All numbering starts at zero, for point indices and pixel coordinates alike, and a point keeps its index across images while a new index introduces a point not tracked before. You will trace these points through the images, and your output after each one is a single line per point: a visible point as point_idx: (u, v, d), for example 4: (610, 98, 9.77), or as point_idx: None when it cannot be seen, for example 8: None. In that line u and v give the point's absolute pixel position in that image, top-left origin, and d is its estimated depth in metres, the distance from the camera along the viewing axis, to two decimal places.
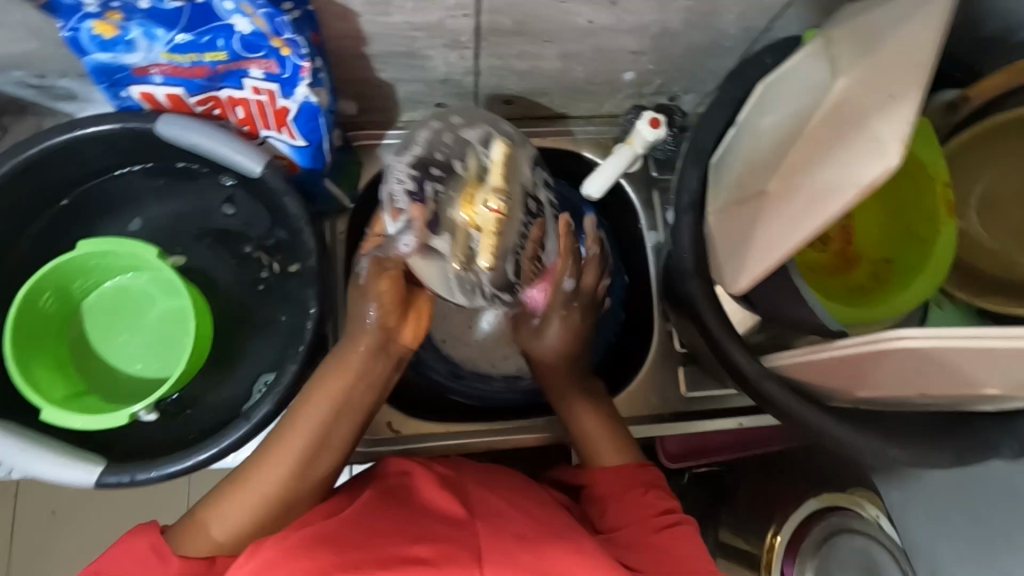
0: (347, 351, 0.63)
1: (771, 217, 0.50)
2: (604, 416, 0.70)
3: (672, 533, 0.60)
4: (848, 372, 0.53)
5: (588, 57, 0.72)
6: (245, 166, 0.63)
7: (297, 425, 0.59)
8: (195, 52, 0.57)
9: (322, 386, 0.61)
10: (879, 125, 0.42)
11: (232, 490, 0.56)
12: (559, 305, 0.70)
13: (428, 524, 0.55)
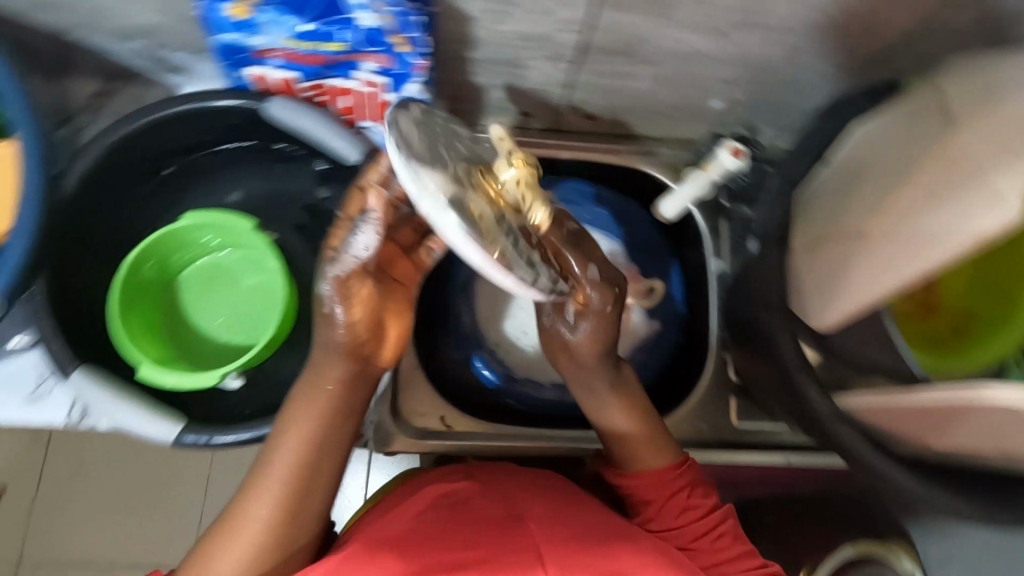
0: (321, 370, 0.53)
1: (871, 257, 0.52)
2: (636, 413, 0.65)
3: (719, 534, 0.62)
4: (928, 418, 0.53)
5: (681, 82, 0.74)
6: (344, 152, 0.66)
7: (277, 459, 0.51)
8: (317, 41, 0.60)
9: (298, 411, 0.53)
10: (997, 178, 0.44)
11: (222, 538, 0.51)
12: (592, 305, 0.59)
13: (484, 531, 0.57)
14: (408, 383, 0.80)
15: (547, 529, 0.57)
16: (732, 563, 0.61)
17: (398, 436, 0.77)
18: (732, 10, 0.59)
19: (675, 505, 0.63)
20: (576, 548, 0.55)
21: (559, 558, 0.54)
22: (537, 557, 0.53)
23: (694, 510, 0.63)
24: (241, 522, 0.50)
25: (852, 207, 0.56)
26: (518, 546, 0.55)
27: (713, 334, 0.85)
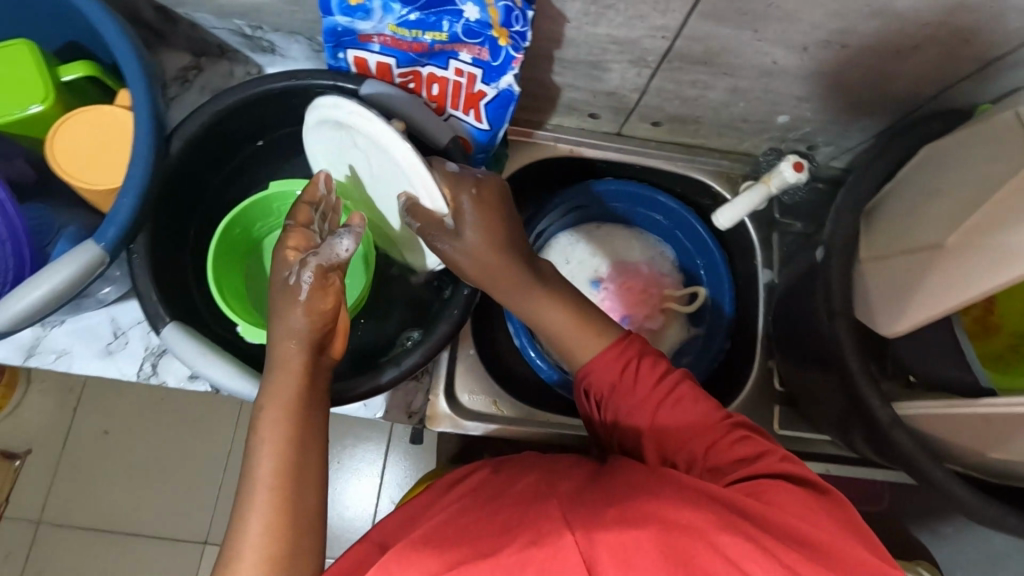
0: (277, 348, 0.56)
1: (947, 270, 0.54)
2: (569, 311, 0.65)
3: (672, 404, 0.59)
4: (990, 432, 0.55)
5: (754, 95, 0.76)
6: (434, 137, 0.70)
7: (263, 456, 0.51)
8: (421, 29, 0.63)
9: (268, 414, 0.53)
10: None
11: (233, 555, 0.48)
12: (465, 184, 0.63)
13: (506, 513, 0.51)
14: (462, 367, 0.83)
15: (571, 501, 0.50)
16: (692, 430, 0.57)
17: (452, 416, 0.80)
18: (819, 28, 0.62)
19: (622, 394, 0.61)
20: (595, 510, 0.47)
21: (584, 519, 0.45)
22: (562, 523, 0.45)
23: (635, 395, 0.60)
24: (248, 528, 0.49)
25: (922, 219, 0.58)
26: (535, 517, 0.47)
27: (760, 343, 0.88)
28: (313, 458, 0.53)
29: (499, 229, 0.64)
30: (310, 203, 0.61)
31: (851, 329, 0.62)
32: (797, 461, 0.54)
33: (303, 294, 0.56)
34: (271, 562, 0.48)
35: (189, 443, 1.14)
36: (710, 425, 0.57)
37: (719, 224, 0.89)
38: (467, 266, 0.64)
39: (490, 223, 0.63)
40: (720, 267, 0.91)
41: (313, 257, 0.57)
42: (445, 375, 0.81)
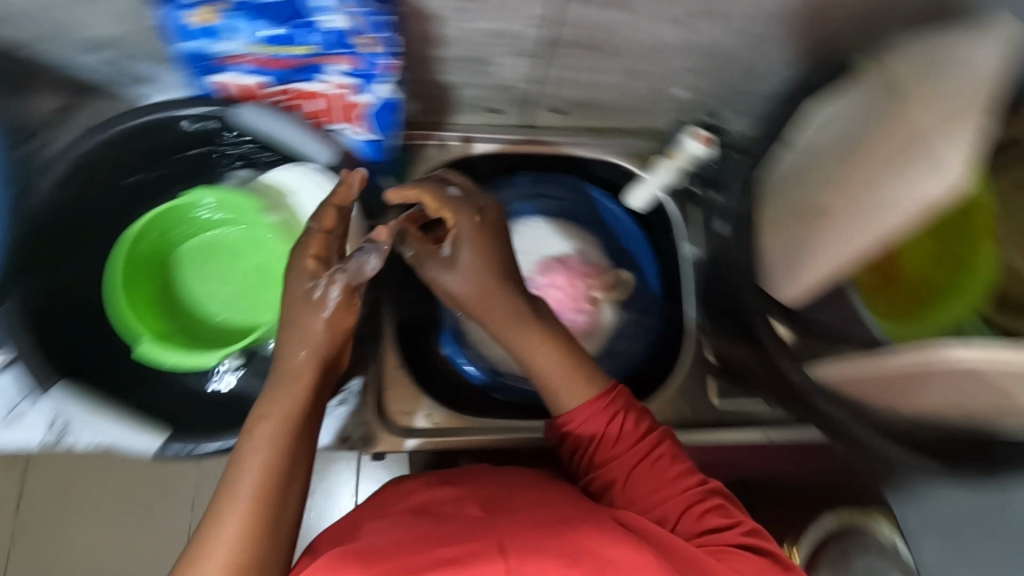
0: (289, 355, 0.55)
1: (833, 229, 0.54)
2: (552, 343, 0.61)
3: (659, 464, 0.58)
4: (896, 384, 0.55)
5: (648, 72, 0.75)
6: (316, 154, 0.68)
7: (248, 464, 0.49)
8: (285, 45, 0.60)
9: (270, 419, 0.51)
10: (939, 142, 0.47)
11: (195, 562, 0.45)
12: (467, 209, 0.62)
13: (451, 528, 0.50)
14: (391, 385, 0.81)
15: (525, 521, 0.50)
16: (674, 490, 0.56)
17: (385, 437, 0.78)
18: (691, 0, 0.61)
19: (609, 444, 0.58)
20: (540, 534, 0.48)
21: (519, 545, 0.46)
22: (497, 548, 0.46)
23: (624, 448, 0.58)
24: (220, 533, 0.46)
25: (806, 185, 0.59)
26: (477, 539, 0.48)
27: (689, 319, 0.87)
28: (299, 480, 0.50)
29: (496, 256, 0.62)
30: (337, 207, 0.61)
31: (760, 300, 0.62)
32: (766, 534, 0.55)
33: (327, 310, 0.55)
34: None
35: None
36: (685, 491, 0.56)
37: (633, 205, 0.90)
38: (475, 292, 0.61)
39: (485, 249, 0.61)
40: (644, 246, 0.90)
41: (341, 272, 0.56)
42: (375, 394, 0.79)
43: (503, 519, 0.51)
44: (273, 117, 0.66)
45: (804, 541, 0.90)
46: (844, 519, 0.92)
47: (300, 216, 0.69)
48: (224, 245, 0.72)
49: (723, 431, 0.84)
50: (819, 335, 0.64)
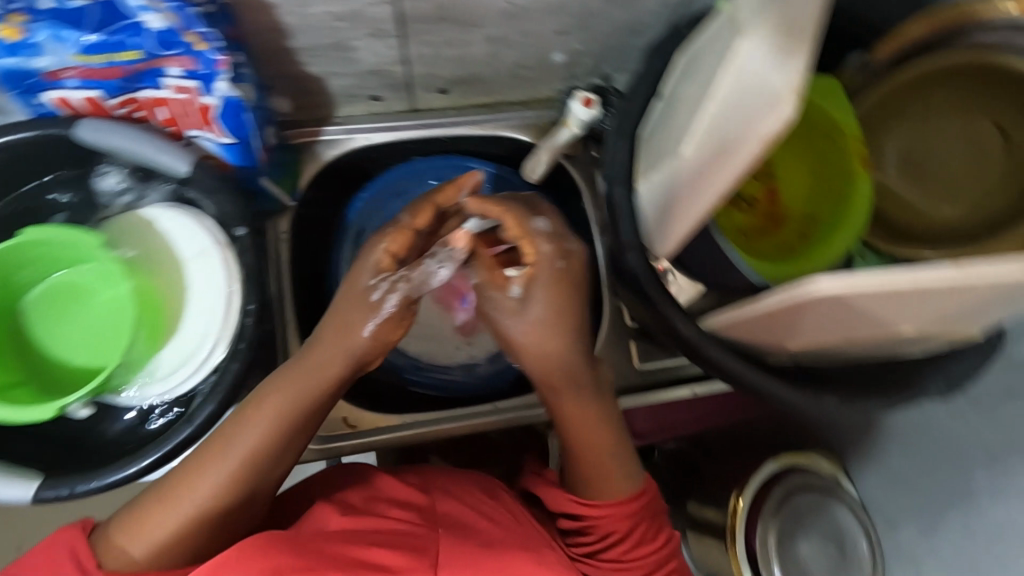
0: (315, 349, 0.57)
1: (695, 177, 0.54)
2: (588, 408, 0.60)
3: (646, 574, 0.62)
4: (779, 323, 0.54)
5: (515, 40, 0.73)
6: (170, 166, 0.64)
7: (243, 439, 0.53)
8: (108, 52, 0.56)
9: (275, 394, 0.55)
10: (769, 80, 0.45)
11: (169, 499, 0.51)
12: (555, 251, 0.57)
13: (392, 532, 0.55)
14: None
15: (456, 537, 0.56)
16: None
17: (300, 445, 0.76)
18: None
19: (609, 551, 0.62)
20: (478, 550, 0.54)
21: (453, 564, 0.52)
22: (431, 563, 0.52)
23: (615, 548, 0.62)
24: (197, 482, 0.52)
25: (677, 128, 0.57)
26: (417, 550, 0.53)
27: (604, 286, 0.86)
28: (285, 460, 0.55)
29: (570, 306, 0.57)
30: (437, 206, 0.62)
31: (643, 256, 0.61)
32: None
33: (376, 320, 0.58)
34: (201, 522, 0.51)
35: None
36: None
37: (530, 177, 0.86)
38: (532, 339, 0.57)
39: (560, 305, 0.56)
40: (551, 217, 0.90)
41: (405, 283, 0.59)
42: None
43: (446, 530, 0.57)
44: (111, 128, 0.63)
45: (747, 491, 0.94)
46: (785, 463, 0.95)
47: (150, 248, 0.67)
48: (83, 285, 0.67)
49: (649, 393, 0.83)
50: (705, 280, 0.65)
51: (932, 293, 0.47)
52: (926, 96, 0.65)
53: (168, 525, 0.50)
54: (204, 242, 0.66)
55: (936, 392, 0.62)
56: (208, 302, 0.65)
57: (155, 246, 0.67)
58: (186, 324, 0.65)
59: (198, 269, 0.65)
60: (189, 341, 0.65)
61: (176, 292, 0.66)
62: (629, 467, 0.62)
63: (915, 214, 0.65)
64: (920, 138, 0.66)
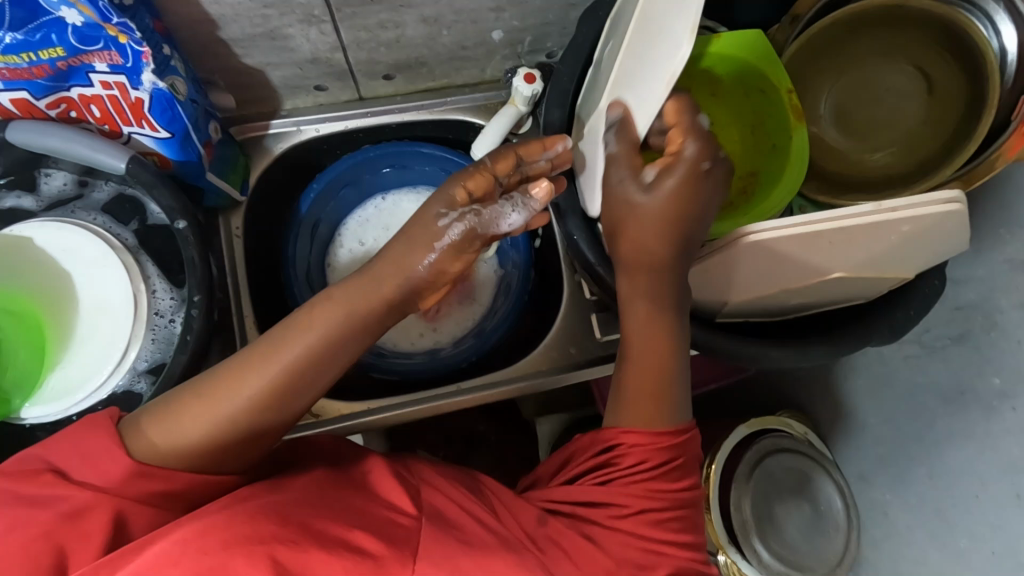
0: (383, 264, 0.55)
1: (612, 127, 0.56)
2: (652, 321, 0.57)
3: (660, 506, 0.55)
4: (716, 280, 0.56)
5: (450, 19, 0.73)
6: (107, 163, 0.64)
7: (288, 345, 0.50)
8: (30, 51, 0.55)
9: (330, 302, 0.52)
10: (676, 25, 0.49)
11: (208, 395, 0.49)
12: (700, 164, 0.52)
13: (371, 515, 0.49)
14: None
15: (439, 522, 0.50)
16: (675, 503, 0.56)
17: None
18: None
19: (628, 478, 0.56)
20: (458, 547, 0.48)
21: (435, 558, 0.46)
22: (411, 553, 0.46)
23: (641, 476, 0.56)
24: (237, 388, 0.49)
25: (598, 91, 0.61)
26: (398, 538, 0.47)
27: (563, 262, 0.86)
28: (321, 384, 0.52)
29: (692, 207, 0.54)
30: (519, 157, 0.59)
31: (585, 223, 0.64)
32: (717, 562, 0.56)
33: (438, 248, 0.55)
34: (231, 424, 0.48)
35: None
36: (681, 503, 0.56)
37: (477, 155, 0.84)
38: (640, 225, 0.54)
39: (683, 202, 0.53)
40: None
41: (475, 218, 0.55)
42: None
43: (431, 522, 0.50)
44: (46, 129, 0.63)
45: (719, 455, 0.90)
46: (756, 428, 0.92)
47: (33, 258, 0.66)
48: None
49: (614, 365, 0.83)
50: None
51: (863, 230, 0.49)
52: (845, 49, 0.66)
53: (197, 422, 0.48)
54: (100, 249, 0.68)
55: (881, 341, 0.62)
56: (113, 308, 0.67)
57: (23, 264, 0.65)
58: (91, 334, 0.66)
59: (93, 278, 0.67)
60: (94, 350, 0.66)
61: (66, 304, 0.66)
62: (679, 401, 0.58)
63: (843, 162, 0.67)
64: (850, 91, 0.67)
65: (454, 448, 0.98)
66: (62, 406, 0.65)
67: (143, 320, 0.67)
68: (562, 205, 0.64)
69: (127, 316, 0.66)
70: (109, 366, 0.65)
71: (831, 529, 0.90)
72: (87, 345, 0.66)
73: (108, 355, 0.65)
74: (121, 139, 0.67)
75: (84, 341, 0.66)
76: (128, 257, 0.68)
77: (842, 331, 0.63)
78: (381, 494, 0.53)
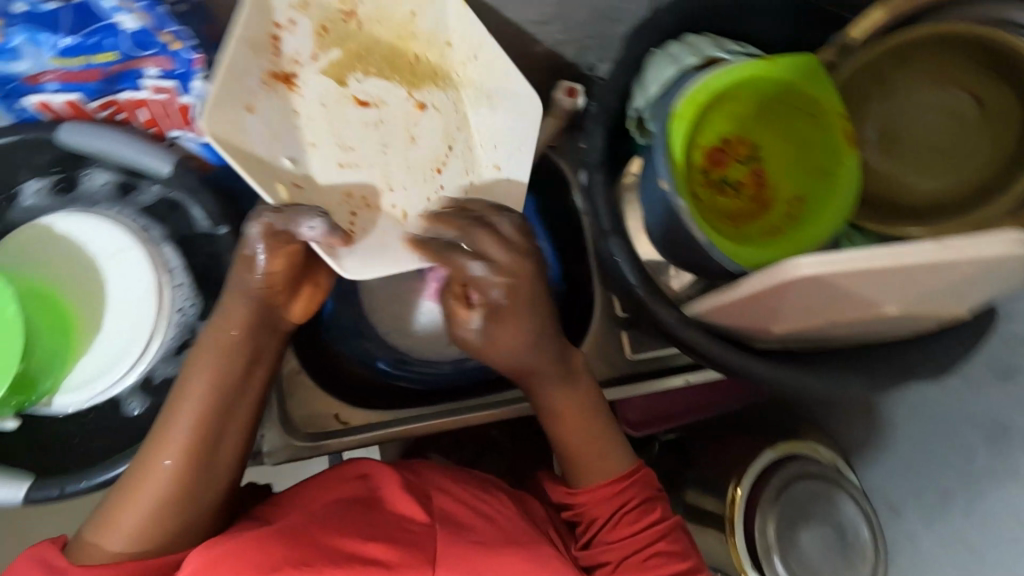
0: (215, 322, 0.55)
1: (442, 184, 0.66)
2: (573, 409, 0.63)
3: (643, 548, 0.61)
4: (761, 309, 0.56)
5: (493, 31, 0.73)
6: (151, 165, 0.64)
7: (174, 427, 0.52)
8: (85, 55, 0.56)
9: (199, 374, 0.54)
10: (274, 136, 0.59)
11: (131, 495, 0.51)
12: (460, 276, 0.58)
13: (385, 524, 0.55)
14: (292, 388, 0.78)
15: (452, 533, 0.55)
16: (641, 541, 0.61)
17: (290, 443, 0.75)
18: None
19: (607, 529, 0.62)
20: (474, 548, 0.54)
21: (451, 561, 0.52)
22: (428, 560, 0.52)
23: (609, 526, 0.62)
24: (156, 466, 0.51)
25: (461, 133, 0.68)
26: (413, 543, 0.54)
27: (593, 275, 0.85)
28: (228, 438, 0.54)
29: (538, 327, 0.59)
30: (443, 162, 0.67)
31: (627, 245, 0.63)
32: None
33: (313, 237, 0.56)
34: (162, 506, 0.51)
35: None
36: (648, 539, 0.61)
37: None
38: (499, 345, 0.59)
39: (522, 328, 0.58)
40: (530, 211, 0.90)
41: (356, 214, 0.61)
42: (278, 406, 0.76)
43: (443, 527, 0.56)
44: (92, 131, 0.63)
45: (745, 479, 0.89)
46: (784, 453, 0.91)
47: (56, 245, 0.66)
48: None
49: (642, 384, 0.83)
50: (688, 267, 0.65)
51: (917, 271, 0.48)
52: (895, 71, 0.64)
53: (133, 518, 0.50)
54: (122, 239, 0.67)
55: (928, 375, 0.61)
56: (133, 301, 0.65)
57: (48, 257, 0.66)
58: (113, 327, 0.65)
59: (114, 270, 0.66)
60: (116, 342, 0.65)
61: (92, 296, 0.65)
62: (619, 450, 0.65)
63: (893, 190, 0.65)
64: (900, 114, 0.65)
65: (473, 458, 0.98)
66: (84, 397, 0.64)
67: (165, 313, 0.66)
68: (605, 224, 0.63)
69: (150, 309, 0.65)
70: (129, 359, 0.64)
71: (856, 558, 0.88)
72: (109, 337, 0.65)
73: (129, 348, 0.65)
74: (166, 141, 0.67)
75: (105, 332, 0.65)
76: (151, 249, 0.67)
77: (883, 364, 0.61)
78: (395, 505, 0.58)
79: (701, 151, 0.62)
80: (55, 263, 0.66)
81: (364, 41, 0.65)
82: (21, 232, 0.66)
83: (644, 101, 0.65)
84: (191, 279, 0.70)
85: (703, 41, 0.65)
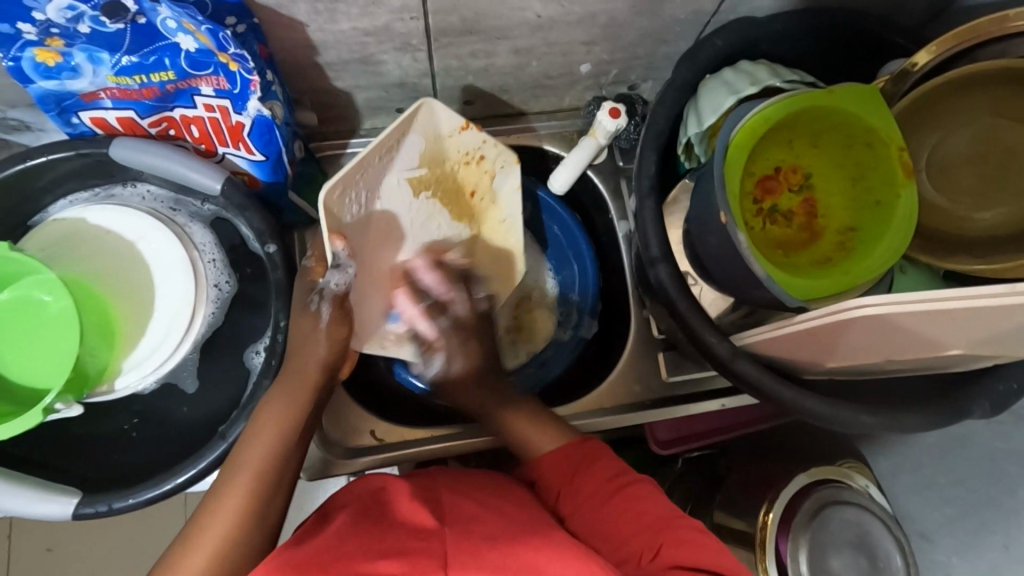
0: None
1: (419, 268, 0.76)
2: (537, 418, 0.67)
3: (626, 494, 0.59)
4: (814, 341, 0.56)
5: (541, 51, 0.73)
6: (199, 181, 0.64)
7: (251, 462, 0.57)
8: (143, 73, 0.56)
9: (263, 420, 0.59)
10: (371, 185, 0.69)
11: (193, 541, 0.53)
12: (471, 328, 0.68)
13: (391, 538, 0.48)
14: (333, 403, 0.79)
15: (467, 533, 0.48)
16: (611, 494, 0.59)
17: (329, 459, 0.76)
18: None
19: (569, 499, 0.61)
20: (489, 544, 0.47)
21: (465, 561, 0.45)
22: (440, 564, 0.45)
23: (583, 485, 0.60)
24: (227, 507, 0.54)
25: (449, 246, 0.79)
26: (423, 556, 0.45)
27: (630, 295, 0.85)
28: (284, 487, 0.58)
29: (483, 363, 0.68)
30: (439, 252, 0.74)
31: (676, 274, 0.63)
32: (704, 539, 0.55)
33: (325, 319, 0.61)
34: (240, 527, 0.54)
35: (87, 559, 1.02)
36: (611, 484, 0.60)
37: (556, 188, 0.83)
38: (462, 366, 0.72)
39: (472, 359, 0.67)
40: (575, 230, 0.87)
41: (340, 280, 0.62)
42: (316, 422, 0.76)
43: (455, 529, 0.49)
44: (145, 146, 0.64)
45: (777, 503, 0.84)
46: (817, 476, 0.86)
47: (93, 239, 0.66)
48: (25, 306, 0.57)
49: (679, 406, 0.81)
50: (733, 292, 0.66)
51: (965, 310, 0.49)
52: (950, 99, 0.64)
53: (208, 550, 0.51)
54: (154, 231, 0.66)
55: (982, 414, 0.61)
56: (171, 294, 0.66)
57: (79, 254, 0.65)
58: (156, 305, 0.65)
59: (152, 263, 0.66)
60: (154, 337, 0.65)
61: (124, 290, 0.65)
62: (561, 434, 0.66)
63: (946, 223, 0.65)
64: (957, 143, 0.65)
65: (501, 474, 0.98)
66: (141, 372, 0.64)
67: (203, 287, 0.67)
68: (654, 252, 0.63)
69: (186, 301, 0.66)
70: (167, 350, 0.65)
71: None
72: (148, 328, 0.65)
73: (170, 332, 0.65)
74: (215, 158, 0.68)
75: (140, 332, 0.65)
76: (178, 230, 0.67)
77: (932, 399, 0.61)
78: (411, 516, 0.51)
79: (753, 180, 0.66)
80: (85, 253, 0.65)
81: (445, 171, 0.77)
82: (58, 234, 0.66)
83: (695, 129, 0.66)
84: (223, 253, 0.70)
85: (760, 68, 0.66)
